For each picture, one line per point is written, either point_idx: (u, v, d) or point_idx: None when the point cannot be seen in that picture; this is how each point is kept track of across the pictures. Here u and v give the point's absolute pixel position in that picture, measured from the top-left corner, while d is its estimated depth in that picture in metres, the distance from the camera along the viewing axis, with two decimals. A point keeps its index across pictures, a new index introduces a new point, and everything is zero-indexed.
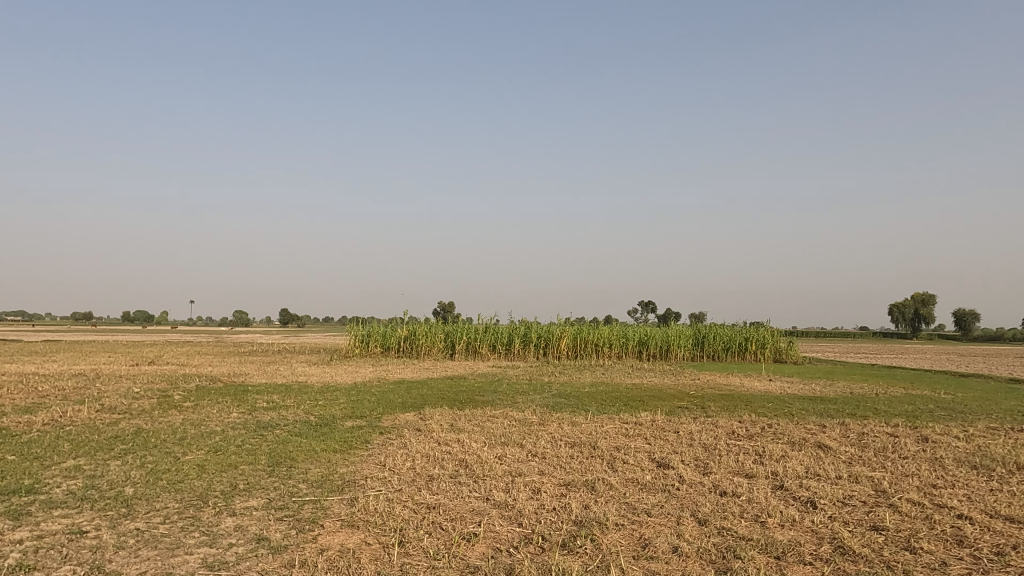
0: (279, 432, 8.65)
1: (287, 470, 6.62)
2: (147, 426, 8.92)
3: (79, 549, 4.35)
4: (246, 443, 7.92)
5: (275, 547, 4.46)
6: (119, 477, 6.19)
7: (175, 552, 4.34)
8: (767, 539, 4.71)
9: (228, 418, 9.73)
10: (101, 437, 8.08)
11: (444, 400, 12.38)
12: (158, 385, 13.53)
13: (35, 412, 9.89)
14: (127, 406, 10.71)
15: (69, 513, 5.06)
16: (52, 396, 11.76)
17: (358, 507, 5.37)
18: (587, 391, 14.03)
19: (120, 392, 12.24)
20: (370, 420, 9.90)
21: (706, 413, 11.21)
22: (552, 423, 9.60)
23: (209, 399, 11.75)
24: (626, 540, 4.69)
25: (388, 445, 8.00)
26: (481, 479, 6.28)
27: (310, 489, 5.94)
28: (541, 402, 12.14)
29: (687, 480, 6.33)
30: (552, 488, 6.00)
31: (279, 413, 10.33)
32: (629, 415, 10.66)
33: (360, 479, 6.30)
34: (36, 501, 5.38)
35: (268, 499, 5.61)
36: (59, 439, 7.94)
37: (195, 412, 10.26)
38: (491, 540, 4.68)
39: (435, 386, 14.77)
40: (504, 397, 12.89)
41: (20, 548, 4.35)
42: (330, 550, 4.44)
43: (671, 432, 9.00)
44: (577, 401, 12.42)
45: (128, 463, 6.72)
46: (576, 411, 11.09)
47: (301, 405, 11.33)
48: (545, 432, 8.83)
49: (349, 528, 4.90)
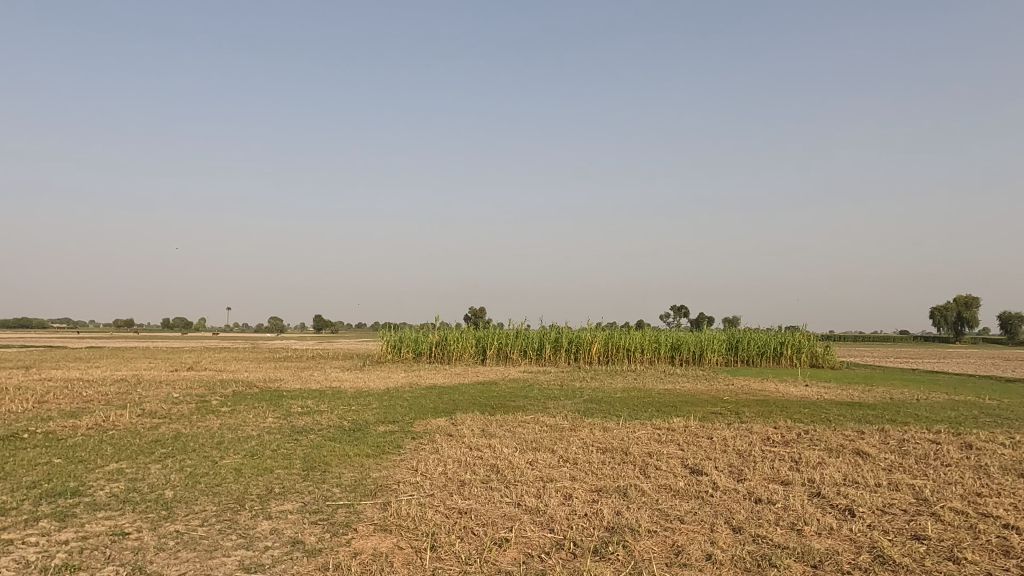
0: (313, 437, 8.77)
1: (322, 474, 6.71)
2: (186, 431, 9.11)
3: (121, 550, 4.46)
4: (282, 447, 8.05)
5: (310, 550, 4.52)
6: (159, 480, 6.34)
7: (213, 554, 4.42)
8: (803, 548, 4.63)
9: (264, 423, 9.90)
10: (142, 441, 8.28)
11: (475, 406, 12.35)
12: (196, 391, 13.83)
13: (80, 417, 10.19)
14: (167, 411, 10.96)
15: (112, 516, 5.20)
16: (94, 400, 12.14)
17: (391, 511, 5.41)
18: (620, 397, 13.99)
19: (160, 397, 12.57)
20: (402, 425, 9.99)
21: (740, 419, 11.01)
22: (584, 429, 9.56)
23: (246, 404, 11.95)
24: (659, 548, 4.64)
25: (420, 449, 8.07)
26: (512, 484, 6.28)
27: (343, 493, 6.00)
28: (573, 408, 12.10)
29: (720, 487, 6.24)
30: (584, 494, 5.97)
31: (314, 418, 10.48)
32: (662, 421, 10.57)
33: (393, 484, 6.35)
34: (80, 503, 5.53)
35: (303, 502, 5.69)
36: (103, 443, 8.17)
37: (233, 417, 10.47)
38: (522, 546, 4.67)
39: (466, 392, 14.86)
40: (535, 403, 12.82)
41: (66, 549, 4.47)
42: (363, 554, 4.49)
43: (705, 438, 8.89)
44: (609, 407, 12.31)
45: (168, 467, 6.88)
46: (608, 416, 11.04)
47: (335, 410, 11.48)
48: (577, 437, 8.82)
49: (381, 532, 4.95)
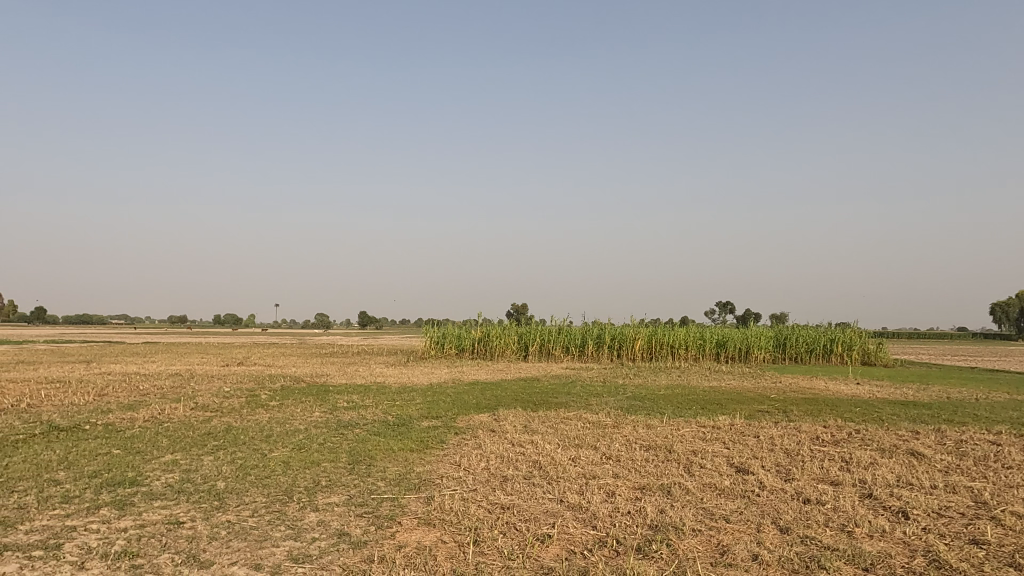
0: (358, 431, 8.92)
1: (367, 468, 6.82)
2: (236, 424, 9.37)
3: (176, 538, 4.61)
4: (328, 441, 8.21)
5: (355, 542, 4.60)
6: (212, 472, 6.54)
7: (263, 544, 4.54)
8: (854, 550, 4.50)
9: (311, 417, 10.12)
10: (195, 434, 8.55)
11: (517, 402, 12.37)
12: (246, 385, 14.22)
13: (137, 410, 10.57)
14: (218, 404, 11.29)
15: (167, 505, 5.39)
16: (150, 394, 12.60)
17: (434, 505, 5.46)
18: (663, 394, 13.85)
19: (212, 391, 12.96)
20: (445, 420, 10.08)
21: (788, 417, 10.78)
22: (627, 426, 9.49)
23: (293, 399, 12.22)
24: (704, 547, 4.58)
25: (463, 445, 8.13)
26: (555, 480, 6.28)
27: (388, 487, 6.09)
28: (616, 405, 12.04)
29: (767, 487, 6.12)
30: (627, 491, 5.93)
31: (359, 413, 10.67)
32: (706, 419, 10.43)
33: (436, 479, 6.41)
34: (138, 493, 5.75)
35: (349, 495, 5.79)
36: (158, 435, 8.47)
37: (281, 411, 10.74)
38: (565, 542, 4.67)
39: (509, 388, 14.91)
40: (578, 400, 12.77)
41: (125, 536, 4.65)
42: (407, 547, 4.54)
43: (751, 436, 8.74)
44: (652, 404, 12.18)
45: (220, 459, 7.09)
46: (652, 414, 10.94)
47: (379, 405, 11.66)
48: (619, 434, 8.76)
49: (425, 526, 5.00)
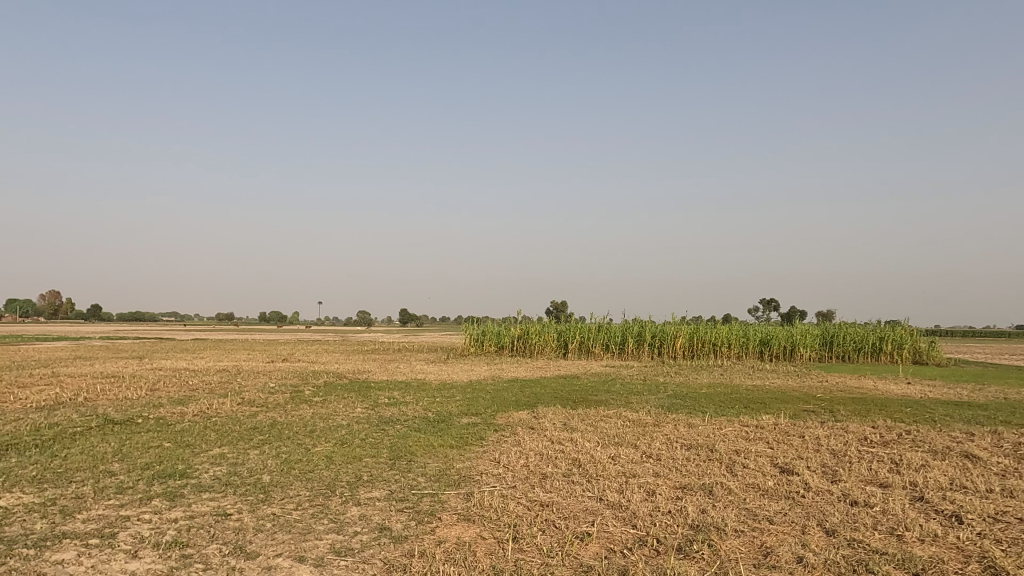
0: (399, 427, 9.03)
1: (408, 464, 6.90)
2: (281, 419, 9.58)
3: (224, 529, 4.74)
4: (370, 437, 8.33)
5: (396, 537, 4.66)
6: (258, 465, 6.70)
7: (307, 537, 4.64)
8: (904, 555, 4.37)
9: (353, 413, 10.28)
10: (242, 428, 8.77)
11: (557, 400, 12.36)
12: (291, 381, 14.53)
13: (187, 404, 10.90)
14: (264, 400, 11.55)
15: (215, 497, 5.54)
16: (199, 389, 12.98)
17: (474, 502, 5.50)
18: (705, 392, 13.65)
19: (258, 387, 13.28)
20: (484, 417, 10.13)
21: (835, 417, 10.52)
22: (668, 424, 9.40)
23: (336, 395, 12.44)
24: (746, 548, 4.50)
25: (502, 442, 8.16)
26: (594, 479, 6.25)
27: (428, 482, 6.15)
28: (656, 403, 11.92)
29: (813, 488, 5.99)
30: (668, 490, 5.87)
31: (400, 409, 10.80)
32: (750, 418, 10.25)
33: (476, 475, 6.45)
34: (187, 485, 5.93)
35: (390, 490, 5.87)
36: (207, 429, 8.72)
37: (324, 406, 10.94)
38: (605, 540, 4.65)
39: (548, 385, 14.90)
40: (618, 397, 12.69)
41: (175, 526, 4.80)
42: (447, 542, 4.58)
43: (796, 436, 8.55)
44: (694, 403, 12.03)
45: (265, 453, 7.26)
46: (693, 412, 10.80)
47: (420, 401, 11.78)
48: (660, 433, 8.67)
49: (464, 522, 5.04)
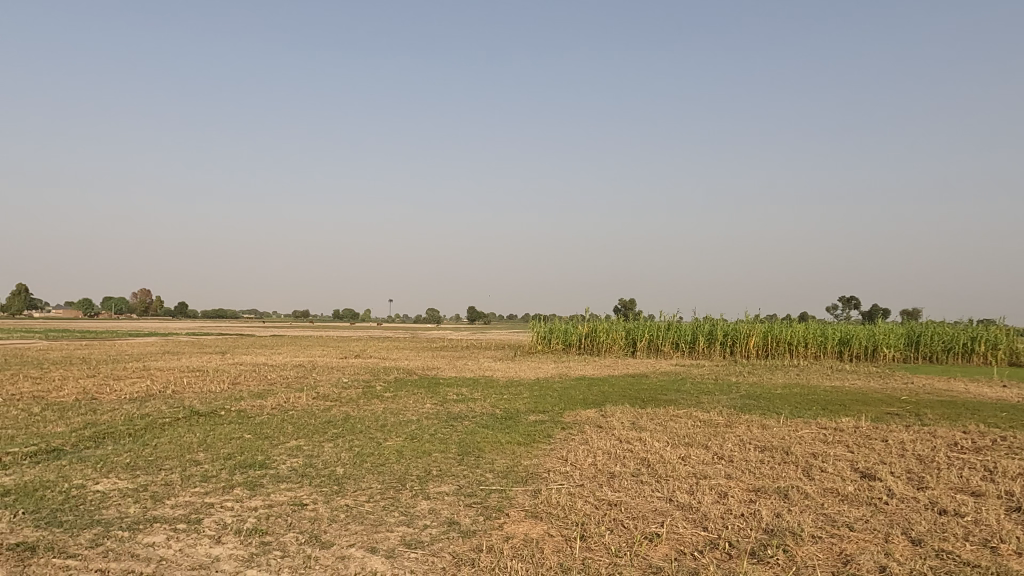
0: (467, 423, 9.14)
1: (476, 459, 6.98)
2: (354, 413, 9.87)
3: (300, 519, 4.91)
4: (439, 432, 8.47)
5: (465, 531, 4.72)
6: (332, 458, 6.92)
7: (379, 528, 4.75)
8: (998, 568, 4.10)
9: (423, 409, 10.48)
10: (317, 421, 9.08)
11: (625, 398, 12.23)
12: (363, 377, 14.93)
13: (266, 397, 11.36)
14: (338, 394, 11.93)
15: (292, 487, 5.76)
16: (277, 383, 13.51)
17: (541, 499, 5.50)
18: (780, 393, 13.23)
19: (332, 382, 13.72)
20: (552, 415, 10.13)
21: (921, 421, 9.99)
22: (740, 425, 9.15)
23: (406, 390, 12.71)
24: (824, 555, 4.33)
25: (570, 440, 8.13)
26: (663, 479, 6.15)
27: (496, 479, 6.20)
28: (728, 403, 11.62)
29: (896, 494, 5.70)
30: (740, 493, 5.71)
31: (468, 406, 10.93)
32: (828, 420, 9.86)
33: (543, 473, 6.45)
34: (267, 475, 6.18)
35: (458, 485, 5.95)
36: (285, 421, 9.07)
37: (395, 402, 11.20)
38: (674, 542, 4.56)
39: (616, 384, 14.78)
40: (688, 397, 12.43)
41: (256, 514, 5.02)
42: (514, 538, 4.61)
43: (877, 440, 8.16)
44: (769, 404, 11.65)
45: (339, 446, 7.49)
46: (767, 413, 10.49)
47: (488, 398, 11.89)
48: (732, 434, 8.46)
49: (532, 519, 5.05)
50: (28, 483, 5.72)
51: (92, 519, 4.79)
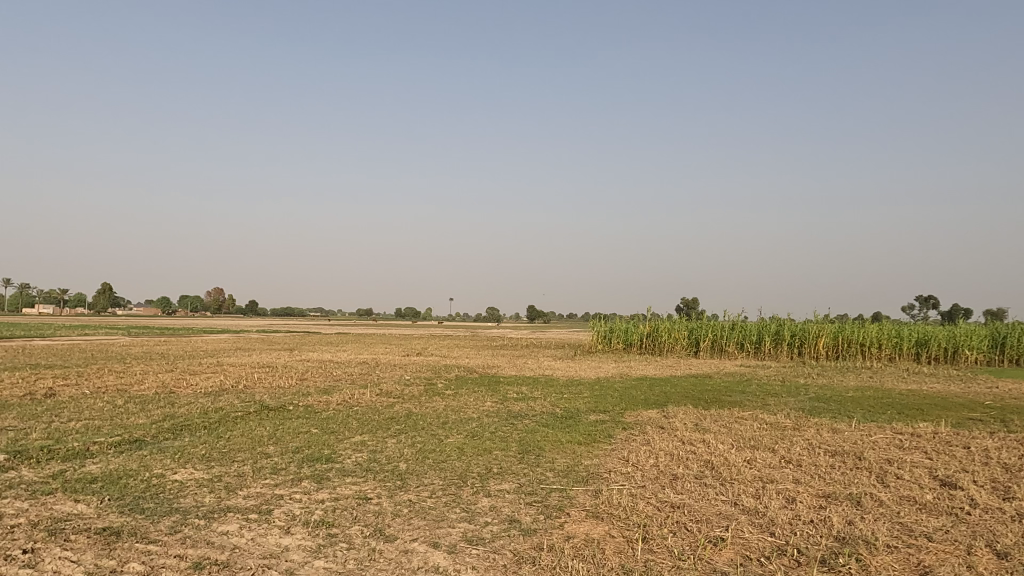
0: (528, 422, 9.15)
1: (536, 458, 6.98)
2: (416, 410, 10.03)
3: (365, 512, 5.03)
4: (499, 430, 8.51)
5: (526, 530, 4.73)
6: (396, 453, 7.05)
7: (440, 524, 4.81)
8: None
9: (484, 406, 10.56)
10: (381, 418, 9.27)
11: (687, 399, 12.00)
12: (425, 374, 15.16)
13: (331, 393, 11.67)
14: (400, 391, 12.15)
15: (357, 481, 5.89)
16: (343, 379, 13.87)
17: (602, 499, 5.46)
18: (851, 396, 12.73)
19: (395, 379, 13.98)
20: (612, 415, 10.04)
21: (1007, 428, 9.43)
22: (809, 429, 8.85)
23: (467, 388, 12.83)
24: (901, 565, 4.15)
25: (631, 440, 8.04)
26: (728, 482, 6.01)
27: (556, 478, 6.19)
28: (796, 406, 11.26)
29: (980, 505, 5.40)
30: (810, 499, 5.52)
31: (528, 404, 10.95)
32: (904, 425, 9.42)
33: (604, 473, 6.40)
34: (333, 468, 6.35)
35: (519, 483, 5.97)
36: (350, 417, 9.30)
37: (456, 399, 11.33)
38: (740, 547, 4.45)
39: (678, 384, 14.53)
40: (754, 399, 12.10)
41: (323, 506, 5.16)
42: (575, 538, 4.59)
43: (959, 447, 7.75)
44: (839, 407, 11.23)
45: (402, 442, 7.63)
46: (838, 417, 10.10)
47: (548, 397, 11.87)
48: (801, 438, 8.19)
49: (593, 519, 5.02)
50: (112, 471, 6.05)
51: (171, 507, 5.03)
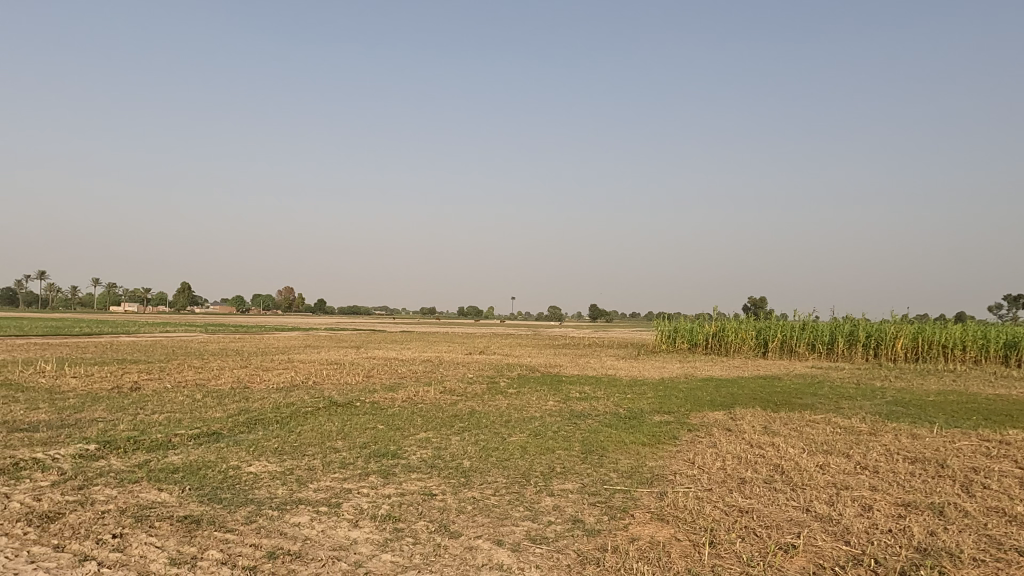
0: (591, 422, 9.09)
1: (599, 458, 6.93)
2: (479, 408, 10.11)
3: (431, 508, 5.10)
4: (562, 429, 8.49)
5: (589, 530, 4.70)
6: (459, 451, 7.13)
7: (504, 522, 4.83)
8: None
9: (546, 405, 10.56)
10: (444, 415, 9.40)
11: (756, 401, 11.69)
12: (488, 373, 15.28)
13: (397, 390, 11.90)
14: (464, 389, 12.28)
15: (422, 477, 5.99)
16: (407, 377, 14.12)
17: (667, 501, 5.38)
18: (933, 400, 12.12)
19: (458, 377, 14.14)
20: (677, 416, 9.87)
21: None
22: (886, 434, 8.47)
23: (529, 387, 12.86)
24: None
25: (696, 442, 7.88)
26: (799, 487, 5.82)
27: (620, 479, 6.13)
28: (872, 409, 10.80)
29: None
30: (887, 507, 5.29)
31: (591, 404, 10.89)
32: (992, 431, 8.89)
33: (669, 475, 6.30)
34: (399, 464, 6.47)
35: (582, 483, 5.94)
36: (415, 414, 9.46)
37: (518, 398, 11.37)
38: (813, 555, 4.30)
39: (746, 385, 14.16)
40: (826, 402, 11.68)
41: (390, 501, 5.27)
42: (640, 540, 4.53)
43: None
44: (919, 412, 10.70)
45: (465, 439, 7.71)
46: (918, 422, 9.63)
47: (611, 397, 11.77)
48: (877, 443, 7.85)
49: (658, 521, 4.94)
50: (192, 462, 6.34)
51: (246, 497, 5.24)
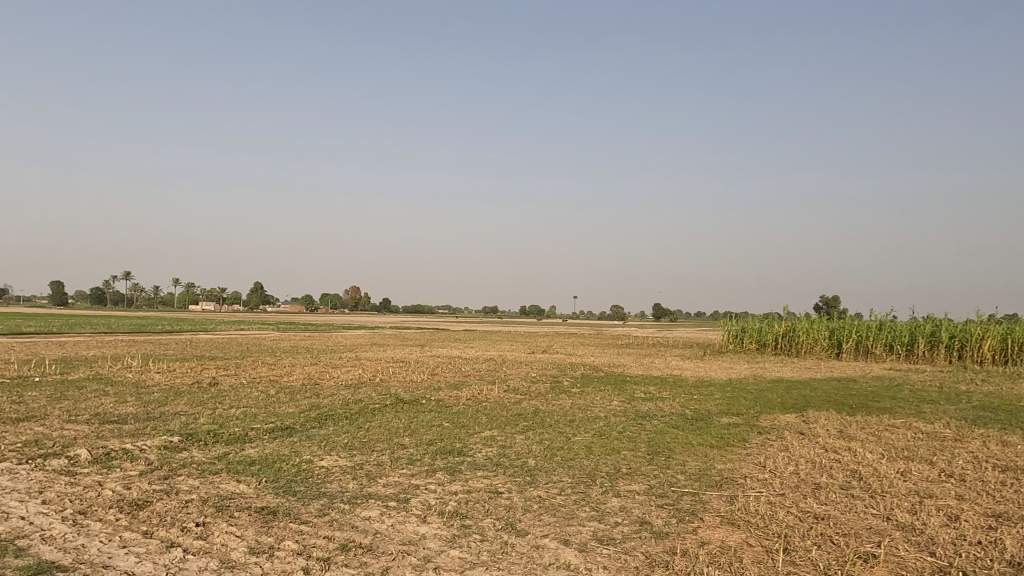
0: (657, 423, 8.96)
1: (667, 460, 6.82)
2: (543, 407, 10.11)
3: (497, 506, 5.13)
4: (627, 430, 8.40)
5: (658, 533, 4.63)
6: (524, 449, 7.14)
7: (571, 522, 4.81)
8: None
9: (611, 405, 10.47)
10: (509, 414, 9.44)
11: (830, 404, 11.27)
12: (551, 372, 15.24)
13: (461, 388, 12.04)
14: (527, 388, 12.30)
15: (488, 475, 6.02)
16: (472, 375, 14.25)
17: (738, 505, 5.24)
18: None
19: (521, 376, 14.17)
20: (747, 418, 9.62)
21: None
22: (973, 441, 8.03)
23: (593, 387, 12.77)
24: None
25: (767, 445, 7.66)
26: (879, 494, 5.57)
27: (688, 481, 6.01)
28: (957, 414, 10.25)
29: None
30: (976, 517, 5.01)
31: (656, 404, 10.73)
32: None
33: (739, 478, 6.14)
34: (465, 461, 6.54)
35: (649, 485, 5.86)
36: (480, 412, 9.53)
37: (583, 397, 11.31)
38: (895, 566, 4.11)
39: (819, 387, 13.66)
40: (906, 405, 11.15)
41: (456, 497, 5.32)
42: (710, 544, 4.44)
43: None
44: (1010, 417, 10.09)
45: (530, 438, 7.72)
46: (1009, 428, 9.08)
47: (677, 398, 11.56)
48: (963, 450, 7.44)
49: (728, 525, 4.83)
50: (268, 455, 6.58)
51: (319, 491, 5.39)
